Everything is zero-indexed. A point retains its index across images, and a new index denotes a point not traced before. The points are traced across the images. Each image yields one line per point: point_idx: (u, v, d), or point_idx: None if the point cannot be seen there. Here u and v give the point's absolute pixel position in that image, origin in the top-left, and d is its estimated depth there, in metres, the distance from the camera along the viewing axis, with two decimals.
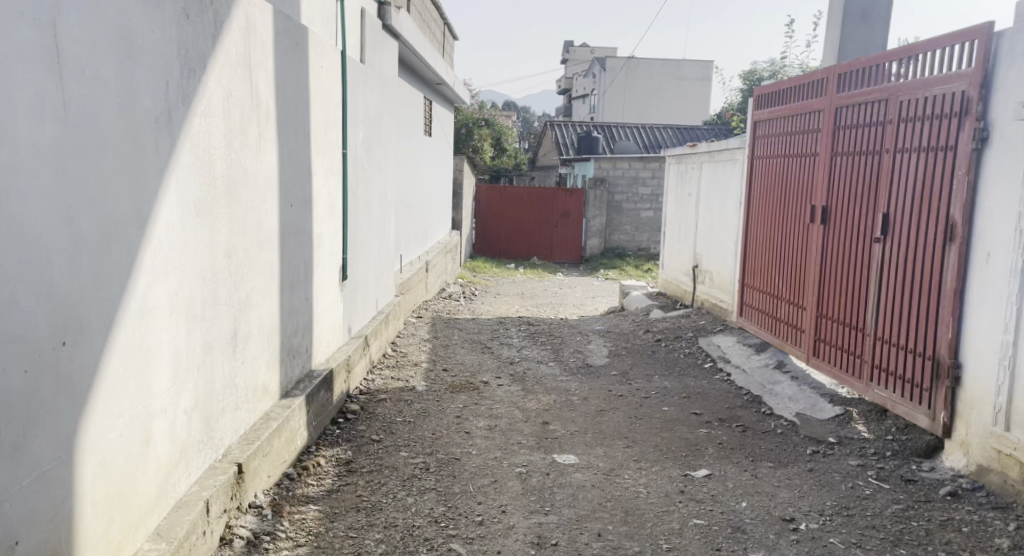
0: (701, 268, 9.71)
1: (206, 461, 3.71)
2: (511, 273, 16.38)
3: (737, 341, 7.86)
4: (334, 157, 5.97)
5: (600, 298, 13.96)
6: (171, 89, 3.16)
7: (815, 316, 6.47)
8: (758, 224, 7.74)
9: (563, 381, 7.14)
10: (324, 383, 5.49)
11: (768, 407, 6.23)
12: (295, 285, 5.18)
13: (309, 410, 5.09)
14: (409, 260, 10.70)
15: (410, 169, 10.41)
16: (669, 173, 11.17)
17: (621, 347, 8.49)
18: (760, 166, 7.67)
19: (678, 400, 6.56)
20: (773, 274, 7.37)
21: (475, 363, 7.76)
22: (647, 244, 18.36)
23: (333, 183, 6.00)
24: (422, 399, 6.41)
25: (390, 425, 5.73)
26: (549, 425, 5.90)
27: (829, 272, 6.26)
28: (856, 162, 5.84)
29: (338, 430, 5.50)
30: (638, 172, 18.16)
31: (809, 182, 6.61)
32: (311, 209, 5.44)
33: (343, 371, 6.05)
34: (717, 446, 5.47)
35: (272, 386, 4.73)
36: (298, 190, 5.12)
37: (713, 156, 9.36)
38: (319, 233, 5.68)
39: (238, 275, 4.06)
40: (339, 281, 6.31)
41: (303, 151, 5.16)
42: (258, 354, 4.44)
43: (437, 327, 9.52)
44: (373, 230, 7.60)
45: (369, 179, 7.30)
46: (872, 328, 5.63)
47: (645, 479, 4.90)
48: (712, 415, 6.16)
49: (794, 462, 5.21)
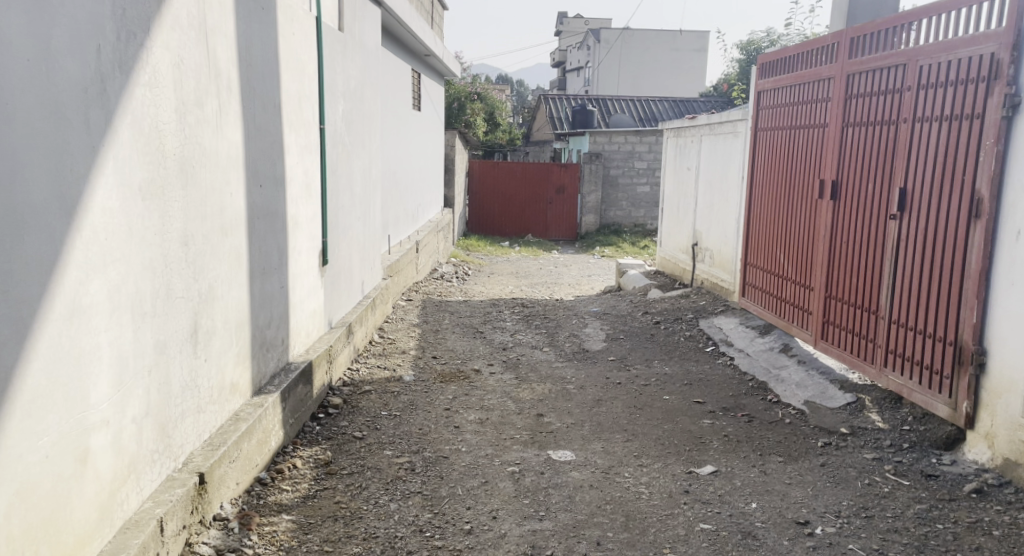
0: (701, 246, 9.34)
1: (163, 472, 3.36)
2: (505, 252, 16.00)
3: (740, 322, 7.51)
4: (311, 132, 5.57)
5: (596, 277, 13.61)
6: (104, 55, 2.81)
7: (823, 298, 6.11)
8: (762, 200, 7.37)
9: (558, 368, 6.79)
10: (302, 376, 5.13)
11: (775, 395, 5.88)
12: (269, 271, 4.80)
13: (285, 407, 4.73)
14: (398, 241, 10.29)
15: (397, 146, 9.98)
16: (667, 147, 10.77)
17: (619, 330, 8.13)
18: (764, 140, 7.28)
19: (679, 387, 6.22)
20: (778, 254, 7.01)
21: (467, 349, 7.40)
22: (644, 220, 18.01)
23: (310, 161, 5.60)
24: (410, 391, 6.05)
25: (374, 420, 5.38)
26: (544, 417, 5.55)
27: (839, 252, 5.91)
28: (869, 133, 5.47)
29: (318, 427, 5.15)
30: (634, 146, 17.77)
31: (817, 155, 6.23)
32: (285, 189, 5.04)
33: (324, 362, 5.69)
34: (722, 439, 5.12)
35: (243, 383, 4.36)
36: (269, 169, 4.73)
37: (713, 129, 8.97)
38: (295, 215, 5.30)
39: (197, 264, 3.68)
40: (319, 265, 5.93)
41: (273, 126, 4.76)
42: (224, 350, 4.07)
43: (427, 310, 9.15)
44: (357, 211, 7.20)
45: (351, 157, 6.91)
46: (887, 310, 5.27)
47: (646, 477, 4.57)
48: (715, 404, 5.81)
49: (805, 456, 4.87)
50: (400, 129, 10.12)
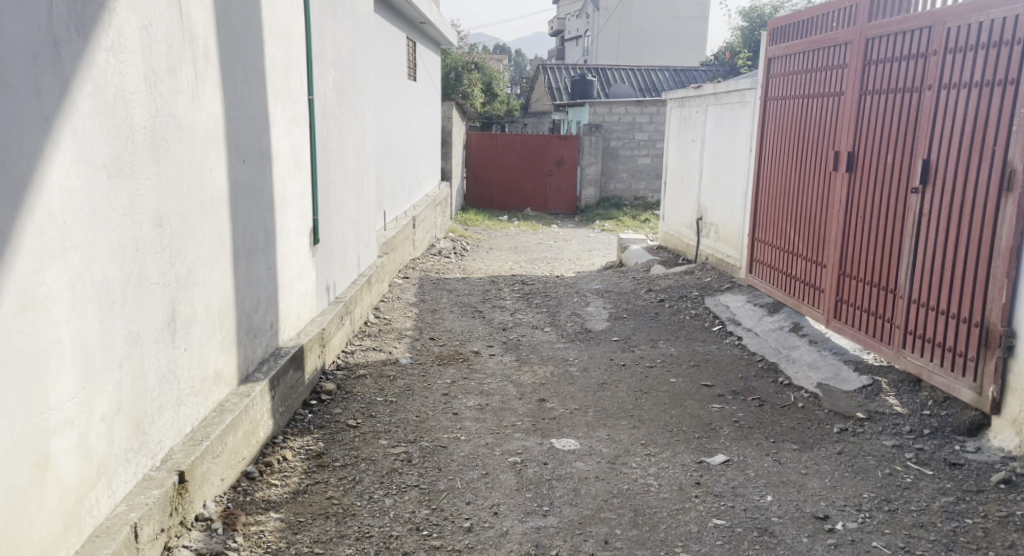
0: (706, 221, 9.08)
1: (140, 472, 3.12)
2: (504, 226, 15.72)
3: (747, 300, 7.27)
4: (299, 104, 5.30)
5: (596, 252, 13.35)
6: (58, 14, 2.55)
7: (836, 275, 5.86)
8: (772, 172, 7.09)
9: (560, 349, 6.56)
10: (292, 362, 4.88)
11: (786, 377, 5.64)
12: (255, 252, 4.54)
13: (274, 395, 4.48)
14: (394, 217, 10.01)
15: (392, 117, 9.68)
16: (670, 118, 10.47)
17: (622, 309, 7.86)
18: (775, 109, 6.99)
19: (686, 370, 5.97)
20: (788, 229, 6.74)
21: (466, 329, 7.15)
22: (645, 193, 17.72)
23: (299, 134, 5.34)
24: (406, 375, 5.81)
25: (368, 407, 5.14)
26: (547, 402, 5.32)
27: (854, 227, 5.64)
28: (889, 100, 5.19)
29: (310, 414, 4.90)
30: (635, 117, 17.45)
31: (831, 125, 5.95)
32: (271, 164, 4.77)
33: (316, 345, 5.44)
34: (733, 426, 4.88)
35: (228, 372, 4.11)
36: (254, 142, 4.47)
37: (719, 99, 8.68)
38: (282, 191, 5.04)
39: (174, 246, 3.43)
40: (309, 245, 5.67)
41: (257, 97, 4.48)
42: (207, 337, 3.82)
43: (425, 288, 8.90)
44: (350, 187, 6.93)
45: (343, 130, 6.63)
46: (906, 289, 5.02)
47: (655, 468, 4.34)
48: (724, 387, 5.57)
49: (820, 443, 4.63)
50: (395, 101, 9.82)
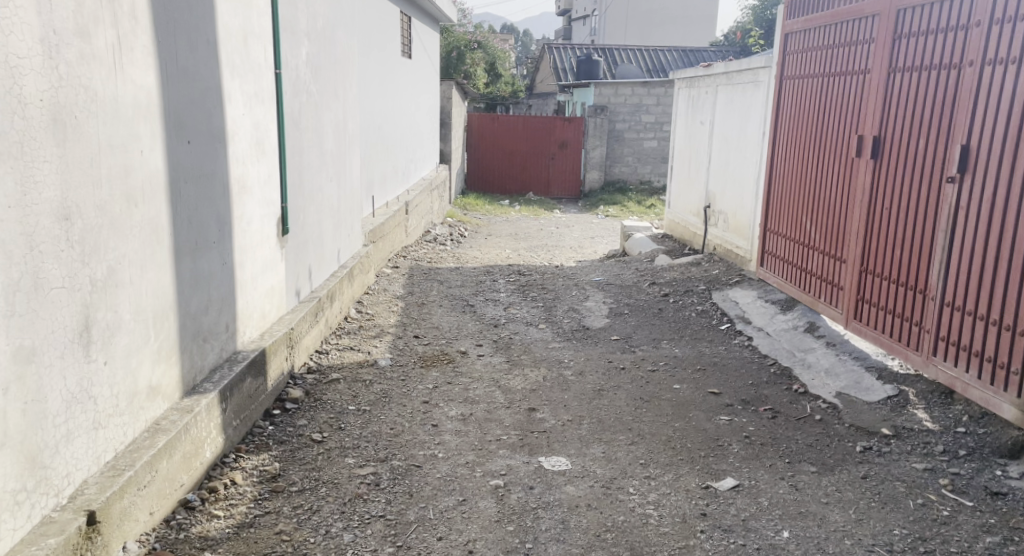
0: (715, 209, 8.56)
1: (36, 516, 2.67)
2: (505, 211, 15.15)
3: (759, 297, 6.73)
4: (261, 78, 4.78)
5: (599, 239, 12.81)
6: None
7: (856, 271, 5.33)
8: (787, 157, 6.53)
9: (555, 349, 6.03)
10: (251, 368, 4.36)
11: (801, 384, 5.09)
12: (204, 246, 4.02)
13: (225, 408, 3.98)
14: (384, 203, 9.47)
15: (381, 96, 9.13)
16: (678, 99, 9.90)
17: (624, 304, 7.31)
18: (791, 89, 6.43)
19: (691, 375, 5.43)
20: (802, 219, 6.20)
21: (454, 326, 6.63)
22: (651, 177, 17.17)
23: (261, 112, 4.81)
24: (384, 379, 5.29)
25: (339, 417, 4.63)
26: (536, 412, 4.80)
27: (878, 219, 5.10)
28: (921, 78, 4.63)
29: (271, 426, 4.39)
30: (641, 99, 16.85)
31: (854, 105, 5.39)
32: (224, 145, 4.25)
33: (281, 347, 4.91)
34: (743, 442, 4.33)
35: (167, 385, 3.60)
36: (202, 121, 3.95)
37: (730, 79, 8.10)
38: (240, 176, 4.52)
39: (89, 243, 2.93)
40: (277, 235, 5.15)
41: (205, 68, 3.96)
42: (136, 347, 3.31)
43: (415, 279, 8.38)
44: (329, 171, 6.41)
45: (319, 109, 6.10)
46: (939, 289, 4.48)
47: (654, 494, 3.81)
48: (733, 395, 5.03)
49: (843, 464, 4.05)
50: (385, 80, 9.27)
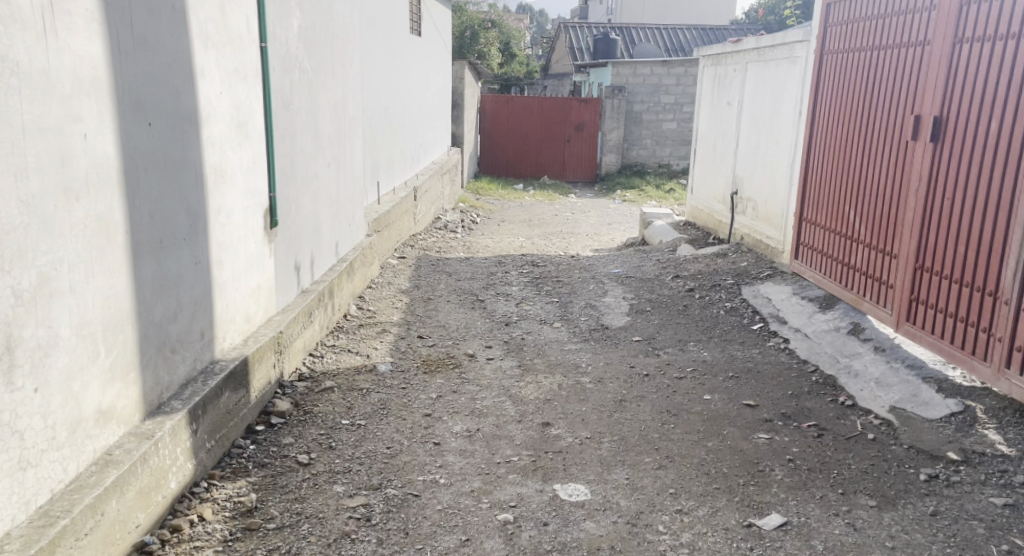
0: (743, 195, 7.99)
1: None
2: (519, 196, 14.58)
3: (794, 293, 6.17)
4: (243, 53, 4.26)
5: (617, 226, 12.23)
6: None
7: (909, 268, 4.77)
8: (827, 140, 5.95)
9: (571, 352, 5.50)
10: (229, 381, 3.85)
11: (848, 397, 4.53)
12: (172, 244, 3.51)
13: (196, 429, 3.48)
14: (391, 189, 8.95)
15: (387, 76, 8.58)
16: (703, 78, 9.32)
17: (645, 301, 6.75)
18: (831, 66, 5.86)
19: (723, 384, 4.88)
20: (844, 211, 5.64)
21: (462, 325, 6.10)
22: (670, 160, 16.51)
23: (244, 91, 4.30)
24: (382, 387, 4.78)
25: (330, 434, 4.12)
26: (551, 428, 4.28)
27: (936, 210, 4.54)
28: (994, 50, 4.05)
29: (252, 446, 3.89)
30: (661, 78, 16.20)
31: (909, 82, 4.80)
32: (196, 127, 3.73)
33: (268, 353, 4.41)
34: (787, 467, 3.79)
35: (123, 407, 3.11)
36: (167, 100, 3.44)
37: (762, 54, 7.52)
38: (218, 163, 4.00)
39: (9, 246, 2.52)
40: (265, 228, 4.64)
41: (170, 39, 3.46)
42: (80, 368, 2.84)
43: (422, 271, 7.87)
44: (326, 156, 5.89)
45: (314, 89, 5.58)
46: (1014, 293, 3.92)
47: (688, 534, 3.29)
48: (773, 408, 4.48)
49: (905, 497, 3.50)
50: (391, 59, 8.73)
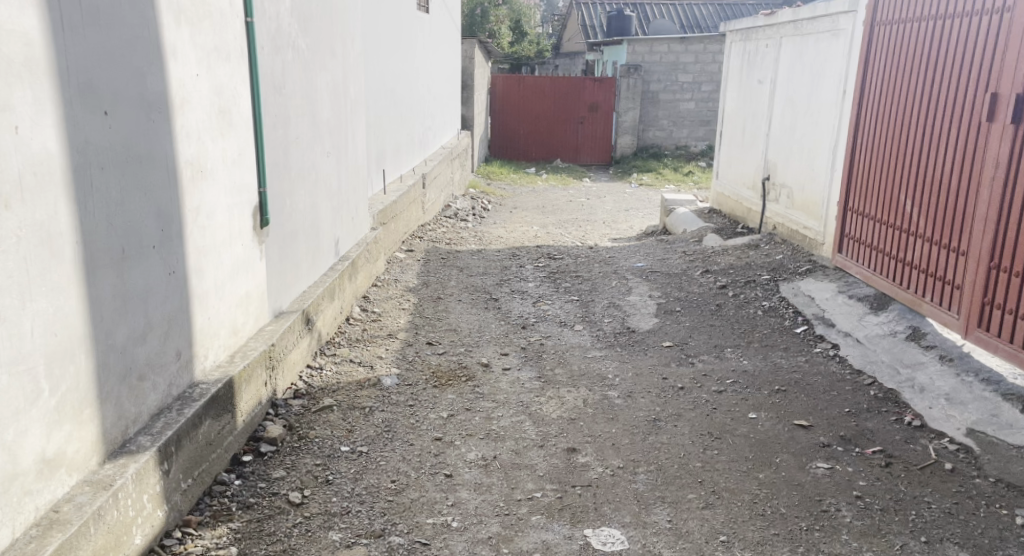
0: (776, 182, 7.43)
1: None
2: (531, 180, 14.04)
3: (840, 292, 5.62)
4: (224, 29, 3.72)
5: (635, 212, 11.67)
6: None
7: (981, 267, 4.23)
8: (881, 122, 5.40)
9: (596, 360, 4.98)
10: (210, 407, 3.34)
11: (915, 417, 4.01)
12: (138, 253, 2.98)
13: (170, 470, 2.98)
14: (398, 176, 8.42)
15: (392, 56, 8.04)
16: (731, 56, 8.74)
17: (673, 299, 6.21)
18: (890, 38, 5.29)
19: (768, 399, 4.35)
20: (901, 200, 5.10)
21: (475, 328, 5.59)
22: (687, 142, 15.89)
23: (226, 73, 3.76)
24: (388, 405, 4.27)
25: (327, 464, 3.62)
26: (578, 455, 3.77)
27: (1016, 201, 3.99)
28: None
29: (236, 482, 3.39)
30: (678, 56, 15.54)
31: (988, 57, 4.26)
32: (167, 116, 3.21)
33: (259, 370, 3.90)
34: (856, 508, 3.27)
35: (76, 452, 2.61)
36: (128, 84, 2.90)
37: (799, 28, 6.96)
38: (196, 156, 3.48)
39: None
40: (254, 228, 4.13)
41: (132, 12, 2.93)
42: (14, 412, 2.34)
43: (431, 266, 7.35)
44: (326, 144, 5.38)
45: (311, 70, 5.05)
46: None
47: None
48: (830, 431, 3.95)
49: (1003, 548, 3.02)
50: (396, 38, 8.19)
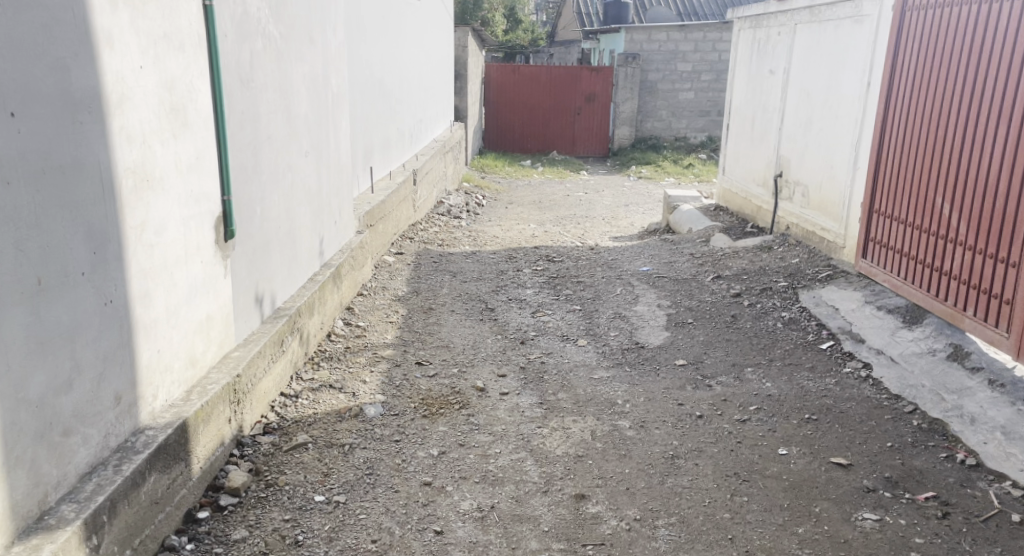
0: (791, 179, 6.92)
1: None
2: (526, 173, 13.50)
3: (868, 302, 5.13)
4: (176, 13, 3.20)
5: (635, 208, 11.15)
6: None
7: None
8: (913, 116, 4.89)
9: (603, 383, 4.48)
10: (158, 460, 2.84)
11: (968, 456, 3.54)
12: (61, 283, 2.48)
13: (101, 545, 2.50)
14: (387, 173, 7.89)
15: (379, 45, 7.50)
16: (740, 43, 8.21)
17: (685, 310, 5.71)
18: (924, 23, 4.78)
19: (799, 431, 3.86)
20: (937, 202, 4.59)
21: (469, 343, 5.09)
22: (687, 133, 15.34)
23: (179, 64, 3.24)
24: (370, 441, 3.77)
25: (296, 520, 3.12)
26: (586, 503, 3.28)
27: None
28: None
29: (188, 547, 2.91)
30: (677, 44, 14.94)
31: None
32: (100, 116, 2.68)
33: (221, 407, 3.40)
34: None
35: None
36: (42, 79, 2.40)
37: (818, 14, 6.43)
38: (141, 162, 2.96)
39: None
40: (216, 242, 3.61)
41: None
42: None
43: (421, 271, 6.84)
44: (303, 142, 4.85)
45: (284, 60, 4.51)
46: None
47: None
48: (873, 471, 3.48)
49: None
50: (383, 25, 7.64)
